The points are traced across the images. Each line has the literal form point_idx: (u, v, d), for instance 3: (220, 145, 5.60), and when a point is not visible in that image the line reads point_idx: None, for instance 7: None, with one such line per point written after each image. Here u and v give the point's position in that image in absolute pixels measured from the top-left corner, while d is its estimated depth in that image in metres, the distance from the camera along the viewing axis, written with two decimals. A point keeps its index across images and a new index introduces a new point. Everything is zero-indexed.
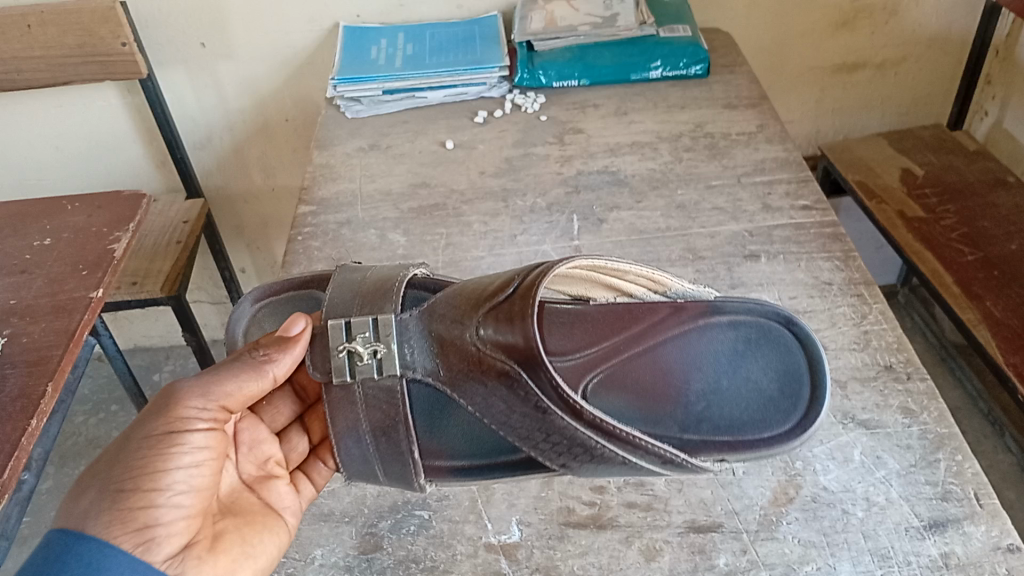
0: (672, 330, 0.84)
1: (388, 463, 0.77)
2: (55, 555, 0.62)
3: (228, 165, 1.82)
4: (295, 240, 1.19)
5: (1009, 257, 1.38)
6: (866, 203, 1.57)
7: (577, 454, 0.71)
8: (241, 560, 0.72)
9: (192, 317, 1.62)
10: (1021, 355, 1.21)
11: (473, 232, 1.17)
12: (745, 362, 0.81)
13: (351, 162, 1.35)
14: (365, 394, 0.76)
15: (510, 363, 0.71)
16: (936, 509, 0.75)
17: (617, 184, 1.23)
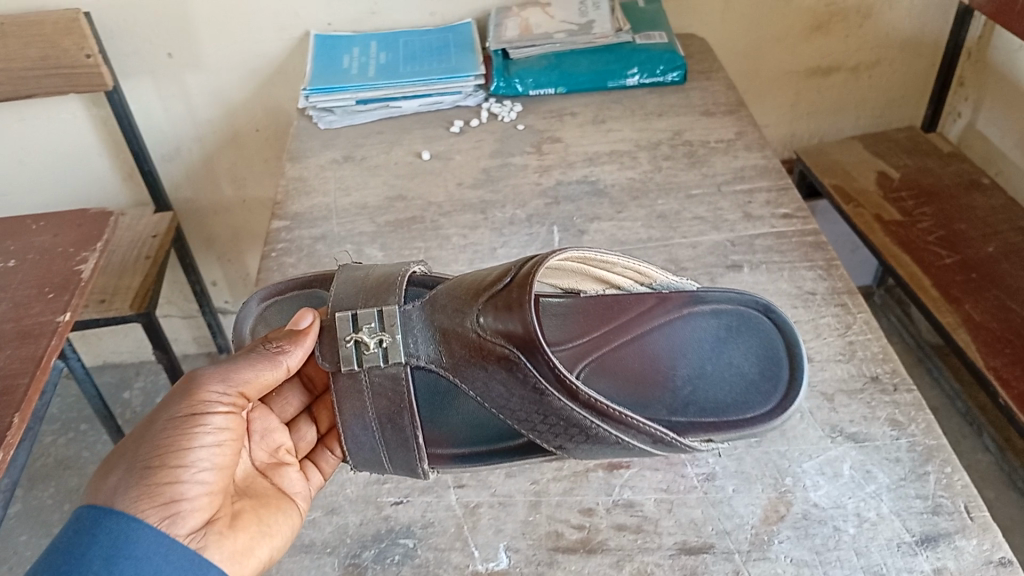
0: (658, 319, 0.88)
1: (394, 450, 0.79)
2: (87, 527, 0.63)
3: (198, 177, 1.78)
4: (269, 257, 1.16)
5: (985, 260, 1.39)
6: (844, 206, 1.57)
7: (573, 436, 0.75)
8: (264, 537, 0.74)
9: (162, 334, 1.58)
10: (1002, 358, 1.21)
11: (453, 245, 1.15)
12: (728, 346, 0.85)
13: (325, 174, 1.32)
14: (371, 383, 0.79)
15: (509, 349, 0.75)
16: (927, 523, 0.74)
17: (597, 195, 1.21)
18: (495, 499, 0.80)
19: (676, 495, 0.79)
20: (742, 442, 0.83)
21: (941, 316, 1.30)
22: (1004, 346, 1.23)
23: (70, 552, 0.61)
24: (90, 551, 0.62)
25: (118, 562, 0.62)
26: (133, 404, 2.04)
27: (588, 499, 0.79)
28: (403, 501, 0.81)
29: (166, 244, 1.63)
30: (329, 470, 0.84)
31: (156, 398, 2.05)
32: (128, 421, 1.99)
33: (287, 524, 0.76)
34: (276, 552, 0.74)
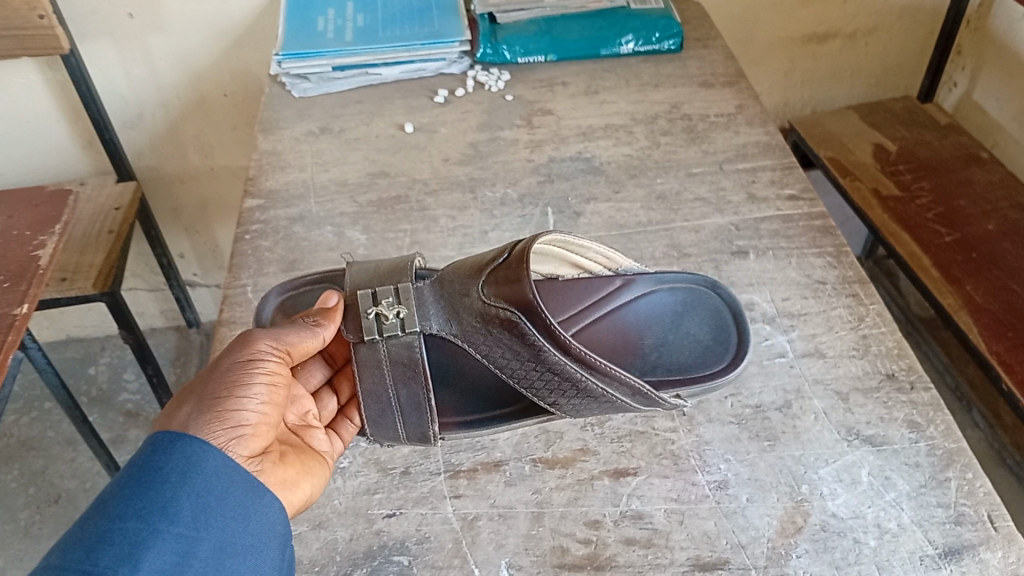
0: (621, 297, 0.89)
1: (407, 419, 0.76)
2: (164, 445, 0.61)
3: (163, 144, 1.67)
4: (242, 240, 1.08)
5: (985, 238, 1.35)
6: (840, 179, 1.52)
7: (563, 392, 0.74)
8: (306, 475, 0.72)
9: (129, 313, 1.49)
10: (1004, 343, 1.18)
11: (440, 228, 1.08)
12: (686, 318, 0.88)
13: (301, 147, 1.24)
14: (390, 353, 0.76)
15: (511, 311, 0.73)
16: (950, 535, 0.70)
17: (592, 173, 1.15)
18: (495, 510, 0.75)
19: (687, 505, 0.75)
20: (755, 446, 0.79)
21: (943, 298, 1.27)
22: (1007, 330, 1.20)
23: (148, 469, 0.59)
24: (167, 463, 0.59)
25: (194, 477, 0.60)
26: (99, 380, 1.95)
27: (594, 511, 0.75)
28: (396, 513, 0.76)
29: (130, 217, 1.54)
30: (349, 436, 0.81)
31: (123, 375, 1.96)
32: (94, 400, 1.91)
33: (318, 474, 0.74)
34: (313, 493, 0.73)
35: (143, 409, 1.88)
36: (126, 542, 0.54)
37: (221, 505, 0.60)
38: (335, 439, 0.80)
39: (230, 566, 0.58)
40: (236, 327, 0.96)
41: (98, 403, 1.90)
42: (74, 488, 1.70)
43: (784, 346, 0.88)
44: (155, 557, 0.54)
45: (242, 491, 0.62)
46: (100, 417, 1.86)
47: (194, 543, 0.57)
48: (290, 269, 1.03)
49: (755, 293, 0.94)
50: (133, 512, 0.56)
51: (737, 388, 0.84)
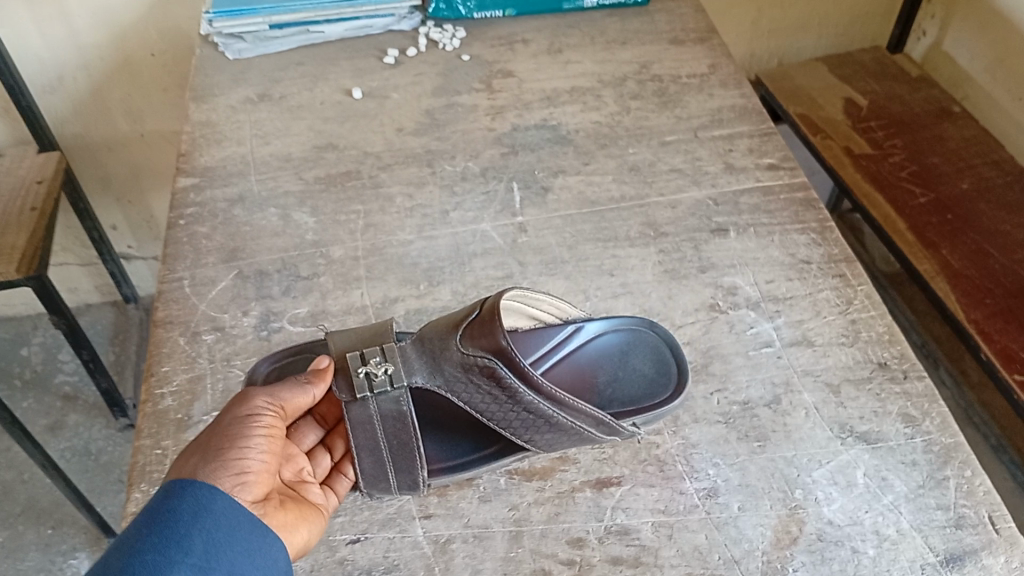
0: (568, 344, 0.79)
1: (400, 469, 0.70)
2: (174, 489, 0.57)
3: (86, 110, 1.52)
4: (175, 225, 0.97)
5: (960, 198, 1.27)
6: (810, 137, 1.42)
7: (532, 429, 0.69)
8: (306, 519, 0.65)
9: (60, 298, 1.38)
10: (983, 310, 1.10)
11: (396, 208, 0.99)
12: (632, 357, 0.78)
13: (238, 117, 1.12)
14: (381, 409, 0.69)
15: (487, 357, 0.69)
16: (951, 540, 0.67)
17: (559, 143, 1.06)
18: (470, 531, 0.69)
19: (675, 517, 0.69)
20: (745, 448, 0.74)
21: (919, 263, 1.17)
22: (984, 297, 1.12)
23: (158, 511, 0.56)
24: (182, 501, 0.56)
25: (206, 514, 0.56)
26: (33, 362, 1.79)
27: (577, 527, 0.69)
28: (361, 538, 0.69)
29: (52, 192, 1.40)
30: (343, 490, 0.71)
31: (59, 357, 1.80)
32: (28, 384, 1.74)
33: (315, 519, 0.66)
34: (312, 538, 0.65)
35: (81, 392, 1.73)
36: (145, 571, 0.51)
37: (232, 540, 0.56)
38: (329, 493, 0.70)
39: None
40: (174, 327, 0.86)
41: (33, 387, 1.74)
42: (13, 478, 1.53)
43: (771, 335, 0.83)
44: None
45: (249, 529, 0.58)
46: (34, 403, 1.71)
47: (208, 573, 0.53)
48: (231, 257, 0.93)
49: (738, 276, 0.89)
50: (150, 544, 0.53)
51: (723, 383, 0.79)
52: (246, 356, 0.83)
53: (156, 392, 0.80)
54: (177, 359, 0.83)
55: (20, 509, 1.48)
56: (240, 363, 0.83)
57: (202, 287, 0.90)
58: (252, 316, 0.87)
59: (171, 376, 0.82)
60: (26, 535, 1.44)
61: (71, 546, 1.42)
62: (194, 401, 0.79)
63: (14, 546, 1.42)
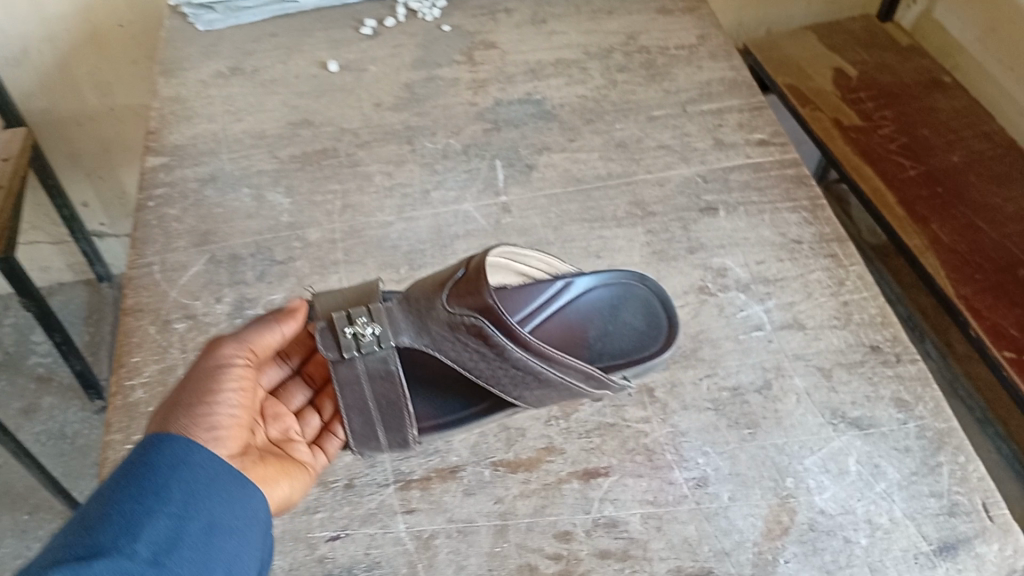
0: (558, 299, 0.79)
1: (390, 428, 0.67)
2: (150, 440, 0.55)
3: (52, 85, 1.46)
4: (145, 208, 0.93)
5: (950, 170, 1.21)
6: (798, 109, 1.35)
7: (521, 385, 0.67)
8: (288, 474, 0.64)
9: (31, 279, 1.32)
10: (971, 285, 1.05)
11: (375, 187, 0.95)
12: (623, 310, 0.78)
13: (209, 92, 1.08)
14: (368, 369, 0.66)
15: (473, 316, 0.66)
16: (945, 528, 0.65)
17: (544, 118, 1.03)
18: (453, 526, 0.67)
19: (664, 509, 0.68)
20: (735, 436, 0.72)
21: (908, 239, 1.12)
22: (974, 272, 1.07)
23: (135, 462, 0.54)
24: (160, 453, 0.54)
25: (184, 466, 0.55)
26: (8, 344, 1.69)
27: (564, 520, 0.67)
28: (341, 535, 0.67)
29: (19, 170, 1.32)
30: (334, 450, 0.70)
31: (34, 338, 1.71)
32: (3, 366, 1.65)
33: (299, 478, 0.65)
34: (295, 495, 0.64)
35: (57, 374, 1.64)
36: (121, 520, 0.50)
37: (209, 490, 0.54)
38: (318, 452, 0.70)
39: (219, 547, 0.53)
40: (144, 316, 0.83)
41: (7, 369, 1.64)
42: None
43: (761, 318, 0.81)
44: (148, 538, 0.50)
45: (227, 479, 0.56)
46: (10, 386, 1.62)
47: (185, 521, 0.52)
48: (203, 242, 0.90)
49: (728, 257, 0.86)
50: (126, 495, 0.51)
51: (712, 368, 0.77)
52: None
53: (126, 384, 0.77)
54: (147, 349, 0.80)
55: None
56: None
57: (173, 273, 0.87)
58: (225, 303, 0.84)
59: (142, 366, 0.78)
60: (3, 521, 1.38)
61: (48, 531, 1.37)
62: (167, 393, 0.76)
63: None
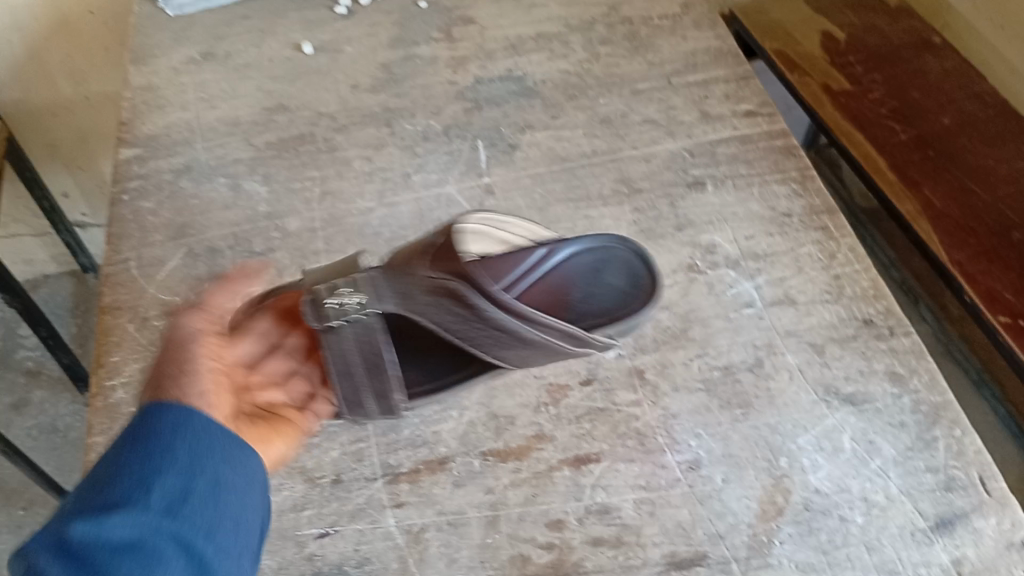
0: (539, 266, 0.76)
1: (373, 382, 0.67)
2: (150, 408, 0.53)
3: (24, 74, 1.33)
4: (119, 202, 0.91)
5: (943, 133, 1.11)
6: (786, 75, 1.22)
7: (499, 342, 0.67)
8: (275, 432, 0.68)
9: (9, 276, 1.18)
10: (966, 251, 0.97)
11: (354, 173, 0.93)
12: (602, 273, 0.77)
13: (181, 79, 1.05)
14: (354, 335, 0.64)
15: (453, 280, 0.64)
16: (942, 504, 0.65)
17: (525, 95, 1.00)
18: (444, 519, 0.66)
19: (657, 493, 0.67)
20: (727, 416, 0.71)
21: (899, 204, 1.03)
22: (968, 237, 0.99)
23: (138, 431, 0.52)
24: (162, 415, 0.52)
25: (187, 427, 0.52)
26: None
27: (556, 509, 0.66)
28: (330, 532, 0.66)
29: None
30: (325, 413, 0.72)
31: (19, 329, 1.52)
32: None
33: (286, 435, 0.68)
34: (281, 450, 0.68)
35: (46, 366, 1.47)
36: (132, 479, 0.48)
37: (214, 448, 0.52)
38: (307, 415, 0.71)
39: (228, 505, 0.51)
40: (123, 314, 0.81)
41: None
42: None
43: (752, 295, 0.79)
44: (160, 492, 0.48)
45: (229, 439, 0.54)
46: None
47: (192, 479, 0.50)
48: (179, 235, 0.88)
49: (717, 233, 0.85)
50: (136, 458, 0.49)
51: (703, 348, 0.75)
52: None
53: (107, 385, 0.75)
54: (127, 347, 0.78)
55: None
56: None
57: (151, 269, 0.84)
58: None
59: (122, 366, 0.76)
60: None
61: None
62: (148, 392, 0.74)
63: None
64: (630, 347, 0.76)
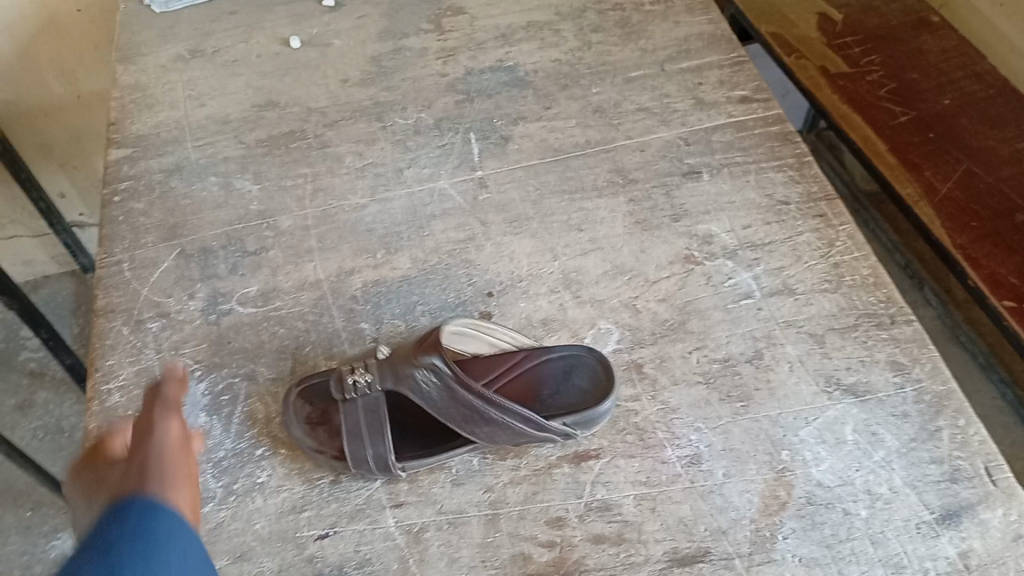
0: (513, 365, 0.71)
1: (374, 437, 0.64)
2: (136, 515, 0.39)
3: (13, 74, 1.27)
4: (109, 203, 0.88)
5: (943, 115, 1.09)
6: (782, 58, 1.19)
7: (469, 420, 0.64)
8: None
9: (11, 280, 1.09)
10: (969, 235, 0.94)
11: (346, 168, 0.92)
12: (575, 376, 0.70)
13: (169, 77, 1.03)
14: (366, 403, 0.65)
15: (432, 363, 0.64)
16: (946, 495, 0.64)
17: (517, 85, 0.99)
18: (444, 518, 0.65)
19: (657, 489, 0.66)
20: (727, 410, 0.70)
21: (900, 186, 1.00)
22: (971, 220, 0.96)
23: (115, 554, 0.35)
24: (156, 520, 0.39)
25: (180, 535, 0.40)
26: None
27: (556, 506, 0.65)
28: (330, 533, 0.64)
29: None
30: None
31: (21, 331, 1.46)
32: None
33: None
34: None
35: (50, 366, 1.42)
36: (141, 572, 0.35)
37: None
38: None
39: None
40: (117, 317, 0.78)
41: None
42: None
43: (750, 286, 0.78)
44: None
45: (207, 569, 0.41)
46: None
47: None
48: (172, 235, 0.85)
49: (714, 223, 0.84)
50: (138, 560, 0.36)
51: (701, 341, 0.75)
52: (195, 343, 0.76)
53: (101, 389, 0.72)
54: (121, 351, 0.75)
55: None
56: (190, 351, 0.75)
57: (143, 270, 0.82)
58: (199, 299, 0.79)
59: (116, 370, 0.74)
60: (6, 521, 1.22)
61: (54, 526, 1.21)
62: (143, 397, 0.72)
63: None
64: (628, 340, 0.75)
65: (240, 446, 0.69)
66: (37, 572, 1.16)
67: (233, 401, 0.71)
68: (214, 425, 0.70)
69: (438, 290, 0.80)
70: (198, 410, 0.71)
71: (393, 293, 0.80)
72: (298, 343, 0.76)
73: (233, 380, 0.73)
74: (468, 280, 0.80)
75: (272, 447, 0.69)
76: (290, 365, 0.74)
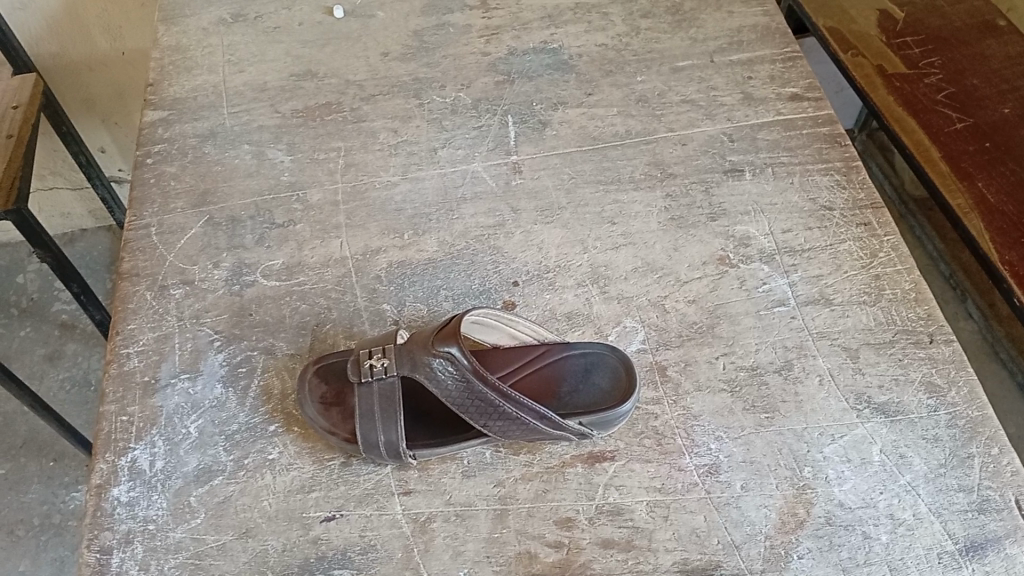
0: (531, 360, 0.69)
1: (387, 423, 0.63)
2: None
3: (62, 27, 1.27)
4: (141, 165, 0.88)
5: (1003, 124, 1.03)
6: (839, 54, 1.14)
7: (482, 413, 0.62)
8: None
9: (45, 232, 1.07)
10: (1020, 251, 0.89)
11: (380, 145, 0.90)
12: (595, 374, 0.68)
13: (210, 40, 1.02)
14: (381, 387, 0.64)
15: (448, 354, 0.62)
16: (973, 526, 0.61)
17: (558, 69, 0.96)
18: (452, 509, 0.64)
19: (671, 497, 0.64)
20: (751, 420, 0.68)
21: (950, 198, 0.95)
22: (1020, 236, 0.91)
23: None
24: None
25: None
26: (29, 291, 1.47)
27: (566, 506, 0.64)
28: (336, 516, 0.63)
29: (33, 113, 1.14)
30: None
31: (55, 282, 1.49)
32: (24, 313, 1.44)
33: None
34: None
35: (80, 320, 1.44)
36: None
37: None
38: None
39: None
40: (141, 281, 0.78)
41: (28, 316, 1.44)
42: (8, 411, 1.31)
43: (785, 293, 0.75)
44: None
45: None
46: (31, 332, 1.42)
47: None
48: (200, 202, 0.85)
49: (753, 224, 0.81)
50: None
51: (730, 346, 0.72)
52: (217, 313, 0.75)
53: (122, 353, 0.73)
54: (143, 316, 0.75)
55: (21, 441, 1.28)
56: (211, 321, 0.75)
57: (171, 236, 0.82)
58: (223, 269, 0.79)
59: (137, 334, 0.74)
60: (29, 469, 1.25)
61: (74, 479, 1.24)
62: (162, 363, 0.72)
63: (15, 480, 1.24)
64: (654, 340, 0.73)
65: (253, 420, 0.68)
66: (56, 523, 1.19)
67: (250, 374, 0.71)
68: (229, 396, 0.70)
69: (463, 276, 0.78)
70: (215, 380, 0.71)
71: (418, 277, 0.78)
72: (318, 320, 0.75)
73: (251, 354, 0.72)
74: (494, 268, 0.79)
75: (286, 424, 0.68)
76: (308, 342, 0.73)
